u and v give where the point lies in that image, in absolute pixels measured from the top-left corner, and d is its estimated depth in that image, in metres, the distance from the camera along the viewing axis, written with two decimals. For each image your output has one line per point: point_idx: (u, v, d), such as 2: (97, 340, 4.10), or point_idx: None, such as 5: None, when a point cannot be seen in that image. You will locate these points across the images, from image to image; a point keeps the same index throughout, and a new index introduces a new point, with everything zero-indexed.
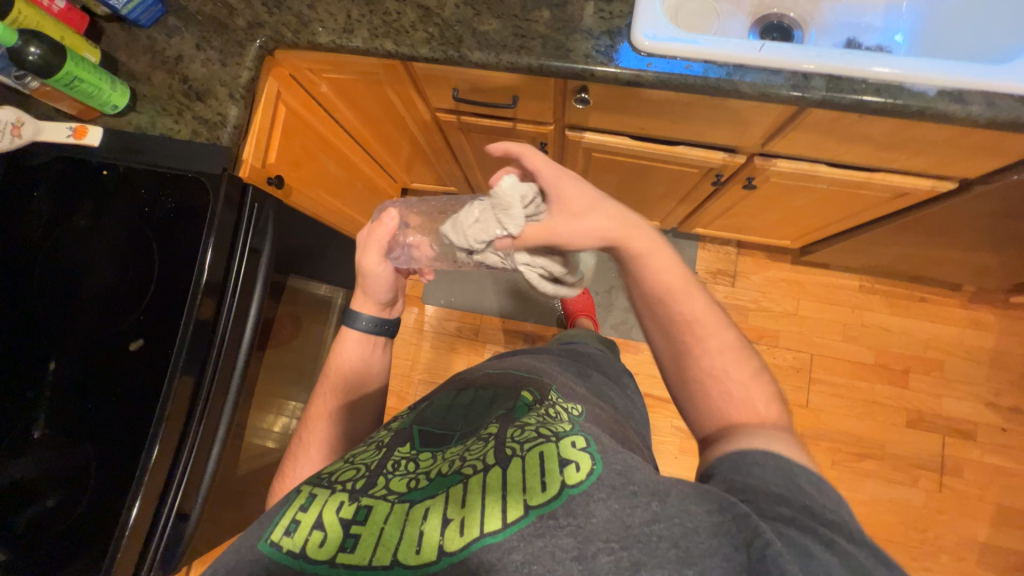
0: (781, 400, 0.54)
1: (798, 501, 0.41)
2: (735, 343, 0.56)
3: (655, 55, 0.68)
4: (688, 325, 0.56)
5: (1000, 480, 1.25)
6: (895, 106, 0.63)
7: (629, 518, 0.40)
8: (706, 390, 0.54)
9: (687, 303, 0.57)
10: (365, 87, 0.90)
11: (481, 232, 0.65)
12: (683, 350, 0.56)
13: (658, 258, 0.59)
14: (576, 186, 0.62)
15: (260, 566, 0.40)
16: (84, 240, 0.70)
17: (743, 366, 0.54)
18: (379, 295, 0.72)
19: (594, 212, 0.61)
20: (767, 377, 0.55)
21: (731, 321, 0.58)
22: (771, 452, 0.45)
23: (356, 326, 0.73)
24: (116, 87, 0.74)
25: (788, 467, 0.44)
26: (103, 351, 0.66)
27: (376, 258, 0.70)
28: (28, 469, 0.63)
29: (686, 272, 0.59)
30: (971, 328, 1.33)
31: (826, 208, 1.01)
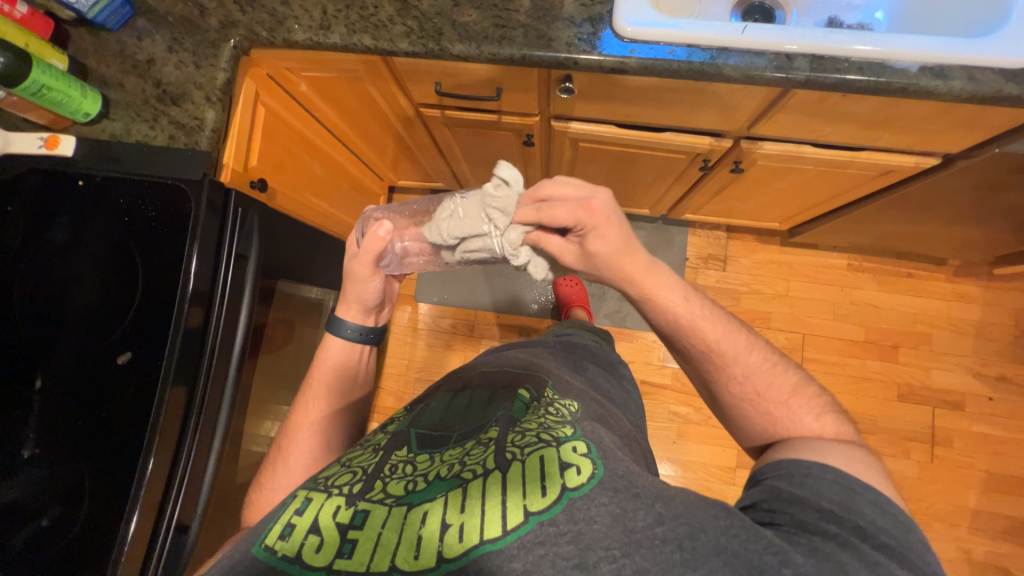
0: (825, 406, 0.57)
1: (849, 520, 0.43)
2: (764, 364, 0.59)
3: (638, 41, 0.67)
4: (709, 357, 0.60)
5: (989, 448, 1.28)
6: (878, 84, 0.63)
7: (631, 522, 0.41)
8: (749, 417, 0.58)
9: (704, 338, 0.59)
10: (345, 85, 0.88)
11: (459, 225, 0.62)
12: (712, 380, 0.60)
13: (668, 296, 0.60)
14: (605, 233, 0.58)
15: (250, 569, 0.40)
16: (63, 254, 0.68)
17: (775, 383, 0.58)
18: (366, 301, 0.70)
19: (615, 257, 0.59)
20: (804, 386, 0.58)
21: (754, 339, 0.61)
22: (829, 466, 0.47)
23: (338, 334, 0.71)
24: (87, 94, 0.72)
25: (846, 484, 0.45)
26: (89, 366, 0.65)
27: (367, 267, 0.67)
28: (21, 489, 0.62)
29: (698, 302, 0.61)
30: (956, 301, 1.35)
31: (812, 189, 1.02)
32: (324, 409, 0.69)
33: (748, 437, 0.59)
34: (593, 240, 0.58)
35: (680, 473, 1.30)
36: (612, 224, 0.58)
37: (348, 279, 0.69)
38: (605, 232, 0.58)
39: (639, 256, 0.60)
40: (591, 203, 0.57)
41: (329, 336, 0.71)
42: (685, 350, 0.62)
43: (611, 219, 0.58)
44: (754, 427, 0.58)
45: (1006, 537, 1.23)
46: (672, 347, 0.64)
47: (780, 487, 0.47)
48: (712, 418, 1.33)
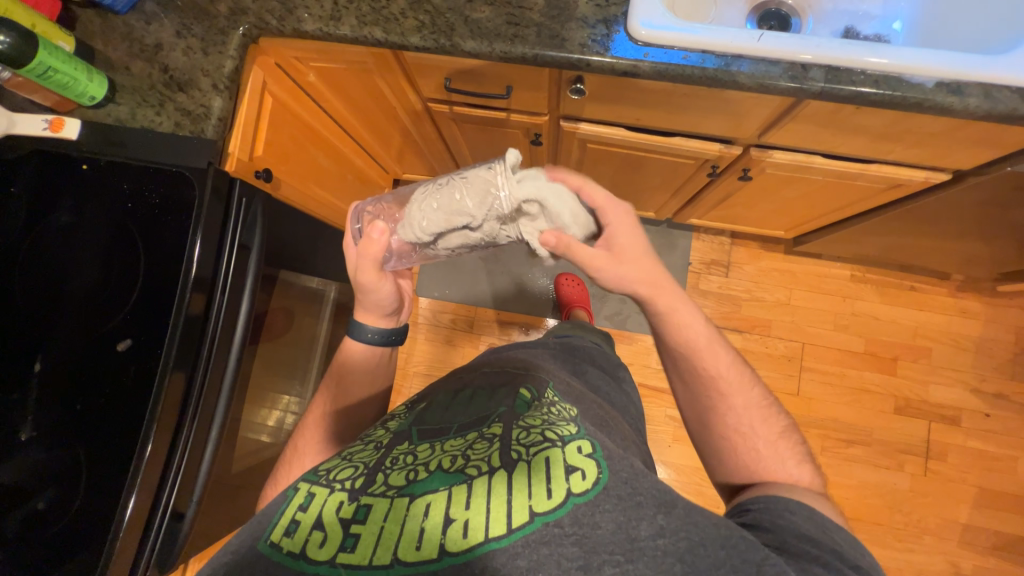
0: (805, 457, 0.57)
1: (826, 544, 0.44)
2: (762, 402, 0.60)
3: (653, 45, 0.66)
4: (716, 382, 0.60)
5: (982, 463, 1.28)
6: (892, 98, 0.63)
7: (634, 531, 0.41)
8: (735, 448, 0.58)
9: (715, 362, 0.61)
10: (354, 76, 0.88)
11: (441, 215, 0.58)
12: (710, 404, 0.60)
13: (684, 316, 0.62)
14: (632, 234, 0.62)
15: (259, 566, 0.40)
16: (67, 238, 0.68)
17: (768, 423, 0.59)
18: (377, 304, 0.69)
19: (641, 266, 0.61)
20: (794, 437, 0.59)
21: (756, 378, 0.62)
22: (802, 503, 0.49)
23: (356, 336, 0.71)
24: (93, 78, 0.71)
25: (822, 519, 0.47)
26: (89, 351, 0.65)
27: (370, 270, 0.66)
28: (17, 472, 0.62)
29: (711, 330, 0.63)
30: (958, 316, 1.35)
31: (820, 199, 1.01)
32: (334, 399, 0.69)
33: (721, 470, 0.59)
34: (619, 235, 0.62)
35: (674, 477, 1.31)
36: (637, 231, 0.63)
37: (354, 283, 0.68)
38: (630, 234, 0.62)
39: (663, 277, 0.62)
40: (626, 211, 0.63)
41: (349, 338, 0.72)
42: (691, 369, 0.62)
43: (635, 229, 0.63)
44: (735, 461, 0.58)
45: (996, 553, 1.24)
46: (672, 365, 0.64)
47: (761, 515, 0.49)
48: None
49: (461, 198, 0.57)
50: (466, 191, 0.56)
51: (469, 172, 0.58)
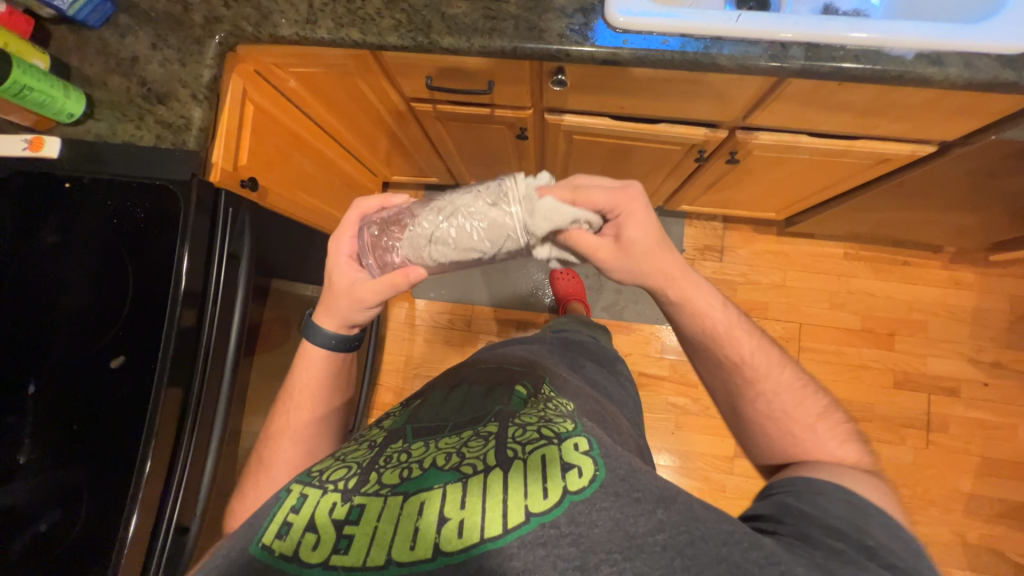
0: (850, 435, 0.56)
1: (857, 539, 0.43)
2: (795, 383, 0.59)
3: (631, 32, 0.66)
4: (740, 369, 0.59)
5: (983, 433, 1.29)
6: (873, 72, 0.63)
7: (632, 527, 0.40)
8: (770, 433, 0.57)
9: (737, 349, 0.60)
10: (335, 79, 0.87)
11: (458, 246, 0.57)
12: (738, 391, 0.60)
13: (702, 303, 0.61)
14: (644, 218, 0.59)
15: (247, 567, 0.40)
16: (54, 257, 0.67)
17: (803, 404, 0.57)
18: (355, 318, 0.64)
19: (652, 256, 0.60)
20: (834, 415, 0.58)
21: (786, 359, 0.61)
22: (841, 488, 0.48)
23: (315, 341, 0.66)
24: (70, 95, 0.70)
25: (858, 504, 0.46)
26: (83, 370, 0.64)
27: (373, 290, 0.61)
28: (17, 494, 0.61)
29: (732, 315, 0.62)
30: (952, 288, 1.35)
31: (809, 178, 1.01)
32: (306, 412, 0.66)
33: (760, 452, 0.59)
34: (631, 227, 0.58)
35: (678, 464, 1.31)
36: (649, 216, 0.59)
37: (342, 297, 0.63)
38: (641, 221, 0.59)
39: (674, 264, 0.61)
40: (629, 189, 0.59)
41: (306, 341, 0.67)
42: (713, 358, 0.61)
43: (643, 208, 0.59)
44: (771, 443, 0.57)
45: (1000, 521, 1.25)
46: (696, 355, 0.64)
47: (789, 501, 0.48)
48: (710, 408, 1.34)
49: (478, 228, 0.55)
50: (484, 221, 0.55)
51: (482, 202, 0.56)
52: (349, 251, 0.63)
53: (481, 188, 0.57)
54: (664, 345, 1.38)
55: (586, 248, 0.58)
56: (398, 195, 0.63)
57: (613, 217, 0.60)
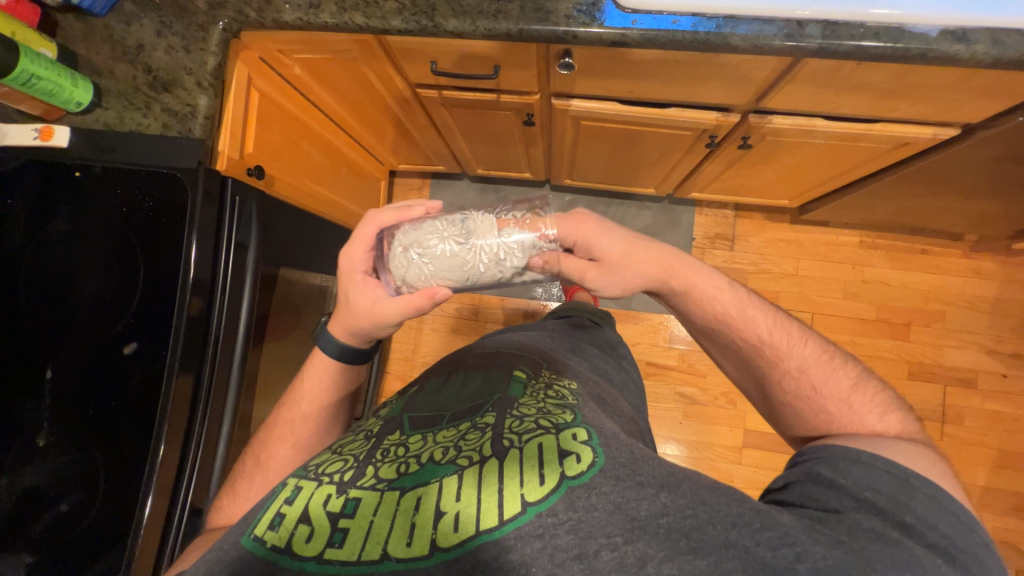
0: (889, 404, 0.53)
1: (893, 515, 0.41)
2: (821, 357, 0.56)
3: (640, 12, 0.63)
4: (761, 351, 0.57)
5: (1000, 425, 1.26)
6: (895, 51, 0.60)
7: (633, 511, 0.40)
8: (801, 412, 0.55)
9: (752, 330, 0.57)
10: (339, 66, 0.86)
11: (489, 269, 0.58)
12: (762, 375, 0.58)
13: (705, 289, 0.60)
14: (608, 234, 0.59)
15: (243, 565, 0.40)
16: (67, 245, 0.68)
17: (834, 378, 0.54)
18: (375, 334, 0.62)
19: (642, 253, 0.59)
20: (870, 385, 0.55)
21: (807, 332, 0.58)
22: (880, 456, 0.46)
23: (325, 347, 0.64)
24: (78, 83, 0.71)
25: (900, 477, 0.44)
26: (98, 356, 0.66)
27: (395, 310, 0.57)
28: (38, 475, 0.64)
29: (740, 295, 0.60)
30: (972, 277, 1.32)
31: (824, 164, 0.99)
32: (311, 417, 0.66)
33: (795, 430, 0.57)
34: (597, 242, 0.59)
35: (686, 453, 1.31)
36: (606, 225, 0.60)
37: (362, 317, 0.59)
38: (605, 233, 0.59)
39: (665, 257, 0.60)
40: (576, 215, 0.60)
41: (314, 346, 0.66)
42: (731, 343, 0.60)
43: (602, 225, 0.60)
44: (803, 422, 0.56)
45: (1015, 514, 1.23)
46: (716, 343, 0.62)
47: (821, 472, 0.46)
48: (719, 399, 1.33)
49: (512, 254, 0.57)
50: (517, 247, 0.57)
51: (472, 235, 0.57)
52: (364, 267, 0.59)
53: (468, 219, 0.58)
54: (673, 335, 1.37)
55: (572, 270, 0.61)
56: (416, 206, 0.58)
57: (573, 243, 0.60)
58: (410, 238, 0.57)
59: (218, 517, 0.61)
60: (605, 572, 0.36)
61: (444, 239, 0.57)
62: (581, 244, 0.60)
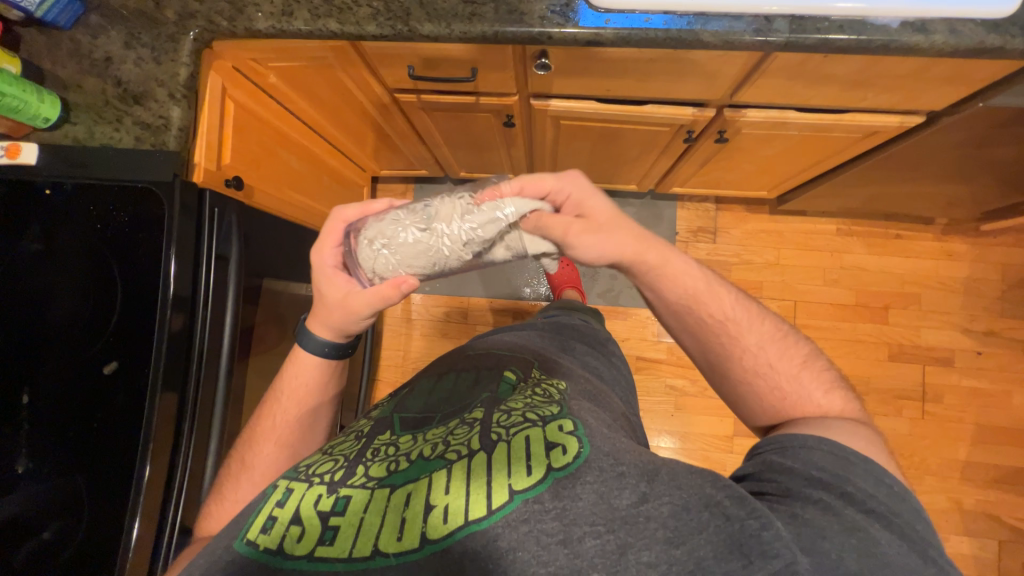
0: (834, 382, 0.54)
1: (840, 489, 0.42)
2: (776, 334, 0.56)
3: (613, 11, 0.64)
4: (725, 328, 0.56)
5: (977, 401, 1.31)
6: (859, 43, 0.62)
7: (615, 500, 0.40)
8: (758, 391, 0.55)
9: (719, 306, 0.56)
10: (316, 73, 0.85)
11: (454, 250, 0.57)
12: (724, 353, 0.56)
13: (675, 264, 0.57)
14: (599, 199, 0.57)
15: (238, 566, 0.40)
16: (42, 265, 0.67)
17: (787, 354, 0.55)
18: (353, 329, 0.63)
19: (617, 223, 0.56)
20: (818, 363, 0.56)
21: (763, 311, 0.58)
22: (824, 438, 0.45)
23: (309, 348, 0.65)
24: (45, 98, 0.69)
25: (841, 454, 0.44)
26: (77, 376, 0.64)
27: (367, 302, 0.59)
28: (19, 504, 0.61)
29: (704, 272, 0.58)
30: (944, 259, 1.36)
31: (798, 155, 1.01)
32: (292, 417, 0.65)
33: (751, 412, 0.56)
34: (588, 204, 0.56)
35: (679, 444, 1.33)
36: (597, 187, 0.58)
37: (336, 311, 0.61)
38: (593, 199, 0.57)
39: (638, 230, 0.57)
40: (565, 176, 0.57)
41: (297, 344, 0.66)
42: (696, 320, 0.57)
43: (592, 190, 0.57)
44: (759, 402, 0.55)
45: (996, 486, 1.27)
46: (677, 327, 0.59)
47: (772, 459, 0.46)
48: (709, 389, 1.35)
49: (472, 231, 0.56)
50: (477, 224, 0.56)
51: (434, 220, 0.57)
52: (333, 262, 0.61)
53: (431, 206, 0.59)
54: (661, 329, 1.39)
55: (553, 228, 0.56)
56: (380, 199, 0.61)
57: (563, 200, 0.57)
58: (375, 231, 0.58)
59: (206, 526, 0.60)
60: (589, 557, 0.38)
61: (407, 228, 0.58)
62: (570, 203, 0.57)
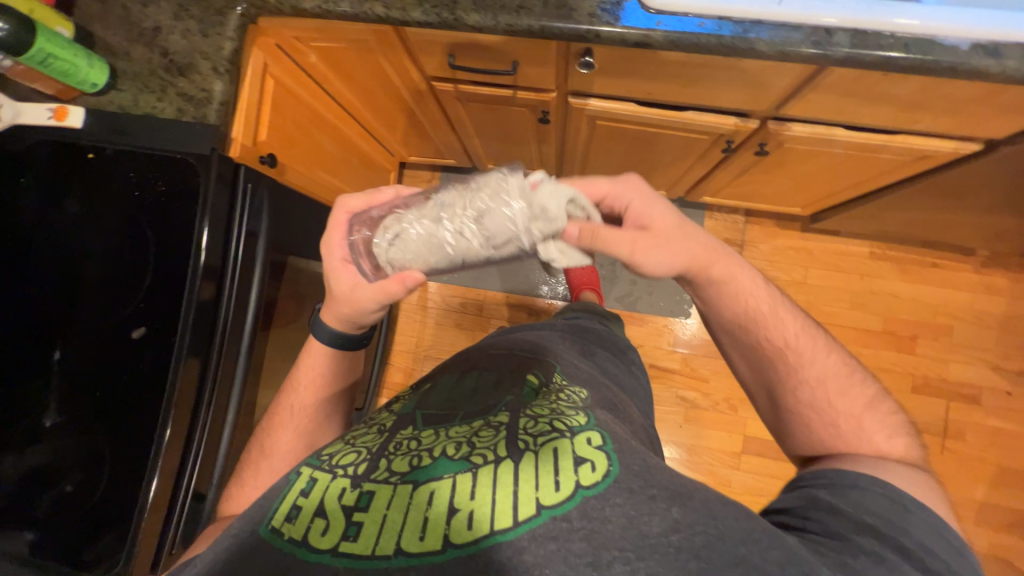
0: (900, 427, 0.52)
1: (894, 538, 0.42)
2: (842, 370, 0.55)
3: (665, 13, 0.62)
4: (783, 355, 0.56)
5: (1001, 442, 1.26)
6: (924, 63, 0.59)
7: (645, 527, 0.40)
8: (807, 423, 0.54)
9: (780, 332, 0.57)
10: (356, 56, 0.85)
11: (448, 242, 0.51)
12: (779, 380, 0.57)
13: (736, 283, 0.58)
14: (661, 207, 0.56)
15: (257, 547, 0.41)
16: (79, 227, 0.68)
17: (848, 395, 0.53)
18: (362, 320, 0.64)
19: (680, 236, 0.56)
20: (886, 407, 0.54)
21: (834, 345, 0.57)
22: (879, 480, 0.46)
23: (321, 337, 0.66)
24: (94, 63, 0.70)
25: (896, 500, 0.44)
26: (107, 338, 0.66)
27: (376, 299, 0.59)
28: (47, 454, 0.64)
29: (770, 297, 0.59)
30: (981, 293, 1.31)
31: (839, 173, 0.97)
32: (309, 403, 0.67)
33: (796, 444, 0.56)
34: (649, 212, 0.56)
35: (684, 456, 1.31)
36: (660, 197, 0.57)
37: (342, 303, 0.61)
38: (652, 207, 0.56)
39: (704, 247, 0.57)
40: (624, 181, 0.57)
41: (310, 336, 0.67)
42: (754, 343, 0.58)
43: (652, 198, 0.56)
44: (806, 435, 0.54)
45: (1011, 531, 1.23)
46: (734, 345, 0.60)
47: (820, 496, 0.46)
48: (720, 403, 1.33)
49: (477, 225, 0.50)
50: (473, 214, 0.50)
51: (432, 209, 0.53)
52: (342, 253, 0.61)
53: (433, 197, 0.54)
54: (676, 338, 1.37)
55: (619, 245, 0.53)
56: (385, 191, 0.60)
57: (625, 208, 0.56)
58: (388, 221, 0.56)
59: (226, 508, 0.62)
60: None
61: (413, 221, 0.53)
62: (634, 210, 0.56)
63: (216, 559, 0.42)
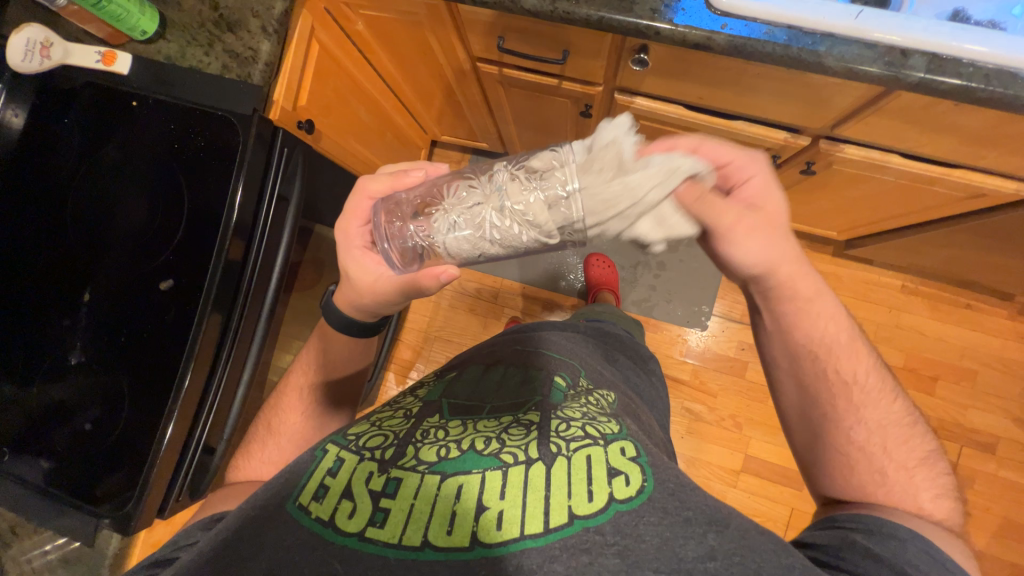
0: (946, 490, 0.51)
1: None
2: (903, 419, 0.55)
3: (732, 16, 0.59)
4: (846, 391, 0.55)
5: (1009, 495, 1.22)
6: (1003, 97, 0.55)
7: (681, 550, 0.39)
8: (852, 467, 0.53)
9: (850, 366, 0.56)
10: (405, 28, 0.84)
11: (517, 212, 0.48)
12: (832, 416, 0.55)
13: (820, 304, 0.56)
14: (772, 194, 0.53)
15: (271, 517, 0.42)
16: (117, 173, 0.69)
17: (905, 444, 0.53)
18: (377, 309, 0.65)
19: (781, 227, 0.53)
20: (935, 464, 0.53)
21: (894, 390, 0.57)
22: (919, 535, 0.46)
23: (332, 320, 0.68)
24: (145, 11, 0.70)
25: (936, 558, 0.44)
26: (136, 285, 0.67)
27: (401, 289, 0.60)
28: (70, 390, 0.66)
29: (848, 332, 0.57)
30: (1013, 340, 1.26)
31: (884, 202, 0.94)
32: (307, 381, 0.68)
33: (826, 483, 0.55)
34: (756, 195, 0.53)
35: (681, 467, 1.30)
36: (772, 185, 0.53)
37: (366, 292, 0.61)
38: (763, 192, 0.53)
39: (791, 254, 0.55)
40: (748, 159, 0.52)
41: (323, 319, 0.69)
42: (822, 373, 0.56)
43: (766, 181, 0.53)
44: (846, 479, 0.53)
45: None
46: (790, 374, 0.59)
47: (856, 539, 0.46)
48: (725, 420, 1.32)
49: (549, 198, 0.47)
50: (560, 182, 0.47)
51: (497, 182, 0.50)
52: (362, 242, 0.60)
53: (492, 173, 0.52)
54: (688, 348, 1.36)
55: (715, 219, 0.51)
56: (414, 172, 0.57)
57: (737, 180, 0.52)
58: (399, 213, 0.56)
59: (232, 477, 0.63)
60: None
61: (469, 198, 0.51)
62: (750, 188, 0.53)
63: (236, 520, 0.43)
